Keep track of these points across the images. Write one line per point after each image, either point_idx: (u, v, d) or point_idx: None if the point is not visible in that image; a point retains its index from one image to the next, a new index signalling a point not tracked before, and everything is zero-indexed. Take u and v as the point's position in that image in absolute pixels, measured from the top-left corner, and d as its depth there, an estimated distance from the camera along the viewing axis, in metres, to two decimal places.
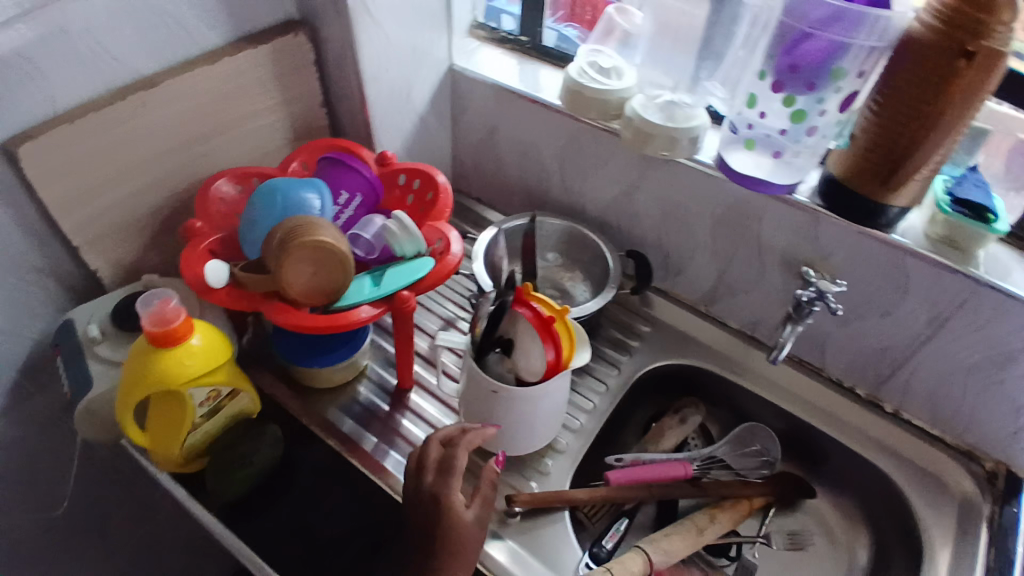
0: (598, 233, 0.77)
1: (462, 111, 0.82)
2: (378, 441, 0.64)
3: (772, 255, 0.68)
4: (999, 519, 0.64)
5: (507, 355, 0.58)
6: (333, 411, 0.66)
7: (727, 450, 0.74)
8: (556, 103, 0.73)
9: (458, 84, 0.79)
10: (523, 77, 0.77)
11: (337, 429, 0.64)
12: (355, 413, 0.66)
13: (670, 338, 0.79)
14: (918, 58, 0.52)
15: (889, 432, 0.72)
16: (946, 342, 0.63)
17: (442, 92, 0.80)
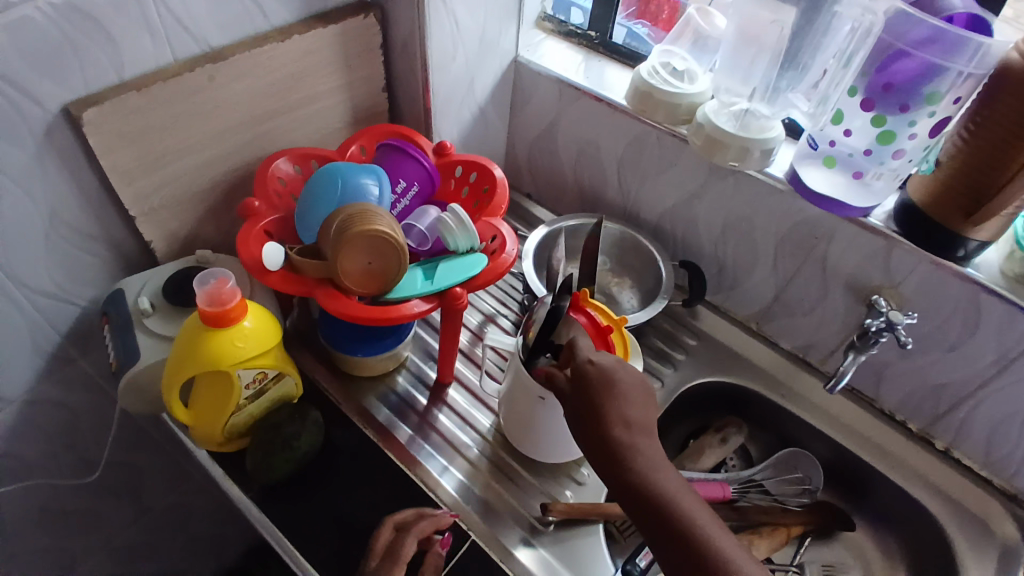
0: (653, 240, 0.75)
1: (521, 104, 0.80)
2: (413, 433, 0.63)
3: (837, 279, 0.65)
4: None
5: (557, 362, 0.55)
6: (372, 401, 0.65)
7: (768, 475, 0.71)
8: (622, 102, 0.71)
9: (521, 76, 0.77)
10: (589, 74, 0.75)
11: (375, 420, 0.64)
12: (393, 405, 0.65)
13: (715, 353, 0.76)
14: (1013, 92, 0.48)
15: (941, 473, 0.69)
16: (1015, 385, 0.60)
17: (503, 84, 0.78)
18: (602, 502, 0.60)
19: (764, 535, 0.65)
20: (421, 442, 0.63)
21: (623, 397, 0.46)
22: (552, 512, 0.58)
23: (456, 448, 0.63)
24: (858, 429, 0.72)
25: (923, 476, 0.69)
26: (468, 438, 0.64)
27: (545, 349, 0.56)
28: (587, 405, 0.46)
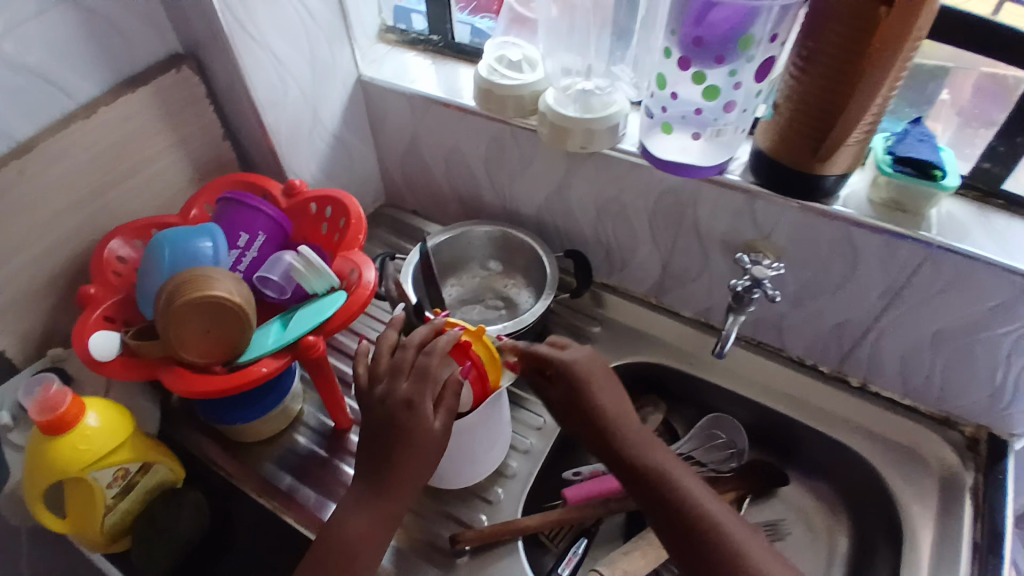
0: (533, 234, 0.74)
1: (381, 124, 0.78)
2: (317, 493, 0.62)
3: (713, 241, 0.65)
4: (982, 490, 0.62)
5: None
6: (267, 466, 0.63)
7: (694, 446, 0.71)
8: (470, 103, 0.68)
9: (370, 94, 0.75)
10: (437, 80, 0.72)
11: (274, 484, 0.62)
12: (293, 464, 0.64)
13: (622, 334, 0.77)
14: (838, 13, 0.46)
15: (859, 409, 0.68)
16: (906, 312, 0.59)
17: (355, 106, 0.76)
18: (518, 516, 0.63)
19: None
20: (324, 498, 0.61)
21: (609, 390, 0.55)
22: (464, 542, 0.59)
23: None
24: (773, 385, 0.71)
25: (848, 419, 0.68)
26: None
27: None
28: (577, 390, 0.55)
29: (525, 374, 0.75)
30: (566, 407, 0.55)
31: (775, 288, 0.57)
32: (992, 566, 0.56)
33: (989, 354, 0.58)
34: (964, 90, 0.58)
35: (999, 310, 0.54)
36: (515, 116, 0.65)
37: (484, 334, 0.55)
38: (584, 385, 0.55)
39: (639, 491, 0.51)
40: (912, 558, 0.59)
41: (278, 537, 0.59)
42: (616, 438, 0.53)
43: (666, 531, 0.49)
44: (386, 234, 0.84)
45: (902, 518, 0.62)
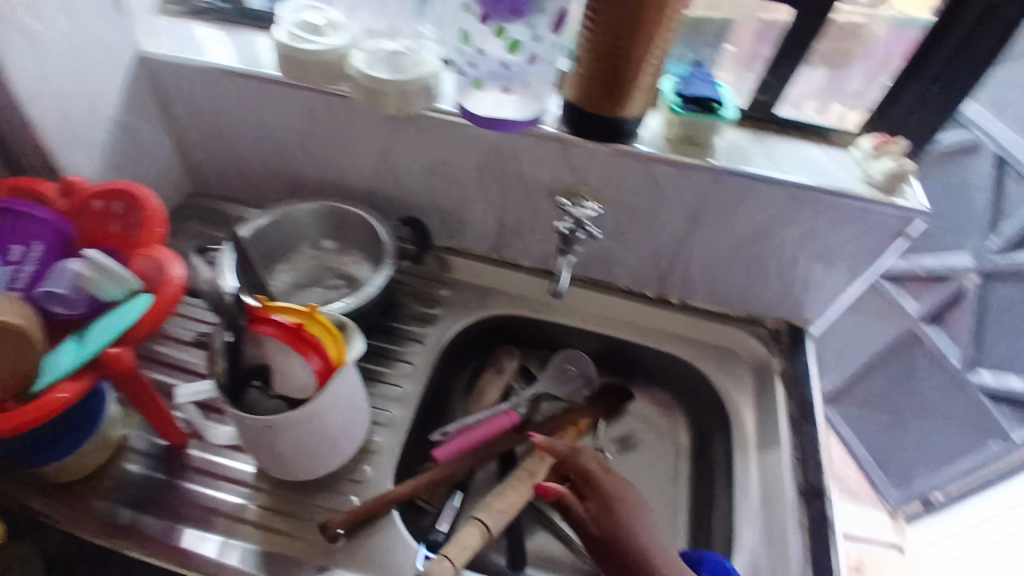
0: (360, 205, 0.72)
1: (172, 106, 0.70)
2: (165, 519, 0.60)
3: (539, 190, 0.67)
4: (790, 370, 0.74)
5: (267, 384, 0.55)
6: (101, 505, 0.60)
7: (550, 383, 0.77)
8: (272, 73, 0.64)
9: (157, 73, 0.67)
10: (236, 50, 0.66)
11: (115, 521, 0.59)
12: (130, 496, 0.61)
13: (471, 295, 0.79)
14: None
15: (683, 323, 0.78)
16: (709, 230, 0.68)
17: (139, 88, 0.67)
18: (389, 488, 0.64)
19: None
20: (174, 523, 0.59)
21: (630, 497, 0.55)
22: (333, 527, 0.59)
23: (226, 514, 0.61)
24: (610, 315, 0.79)
25: (677, 334, 0.78)
26: (234, 494, 0.62)
27: (251, 377, 0.55)
28: (602, 493, 0.55)
29: (379, 349, 0.73)
30: (584, 493, 0.56)
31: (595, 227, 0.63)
32: (805, 429, 0.69)
33: (778, 256, 0.69)
34: (748, 40, 0.66)
35: (777, 218, 0.65)
36: (324, 82, 0.62)
37: (317, 311, 0.54)
38: (612, 484, 0.56)
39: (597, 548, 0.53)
40: (743, 439, 0.70)
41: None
42: (602, 489, 0.55)
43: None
44: (199, 226, 0.77)
45: (728, 406, 0.73)
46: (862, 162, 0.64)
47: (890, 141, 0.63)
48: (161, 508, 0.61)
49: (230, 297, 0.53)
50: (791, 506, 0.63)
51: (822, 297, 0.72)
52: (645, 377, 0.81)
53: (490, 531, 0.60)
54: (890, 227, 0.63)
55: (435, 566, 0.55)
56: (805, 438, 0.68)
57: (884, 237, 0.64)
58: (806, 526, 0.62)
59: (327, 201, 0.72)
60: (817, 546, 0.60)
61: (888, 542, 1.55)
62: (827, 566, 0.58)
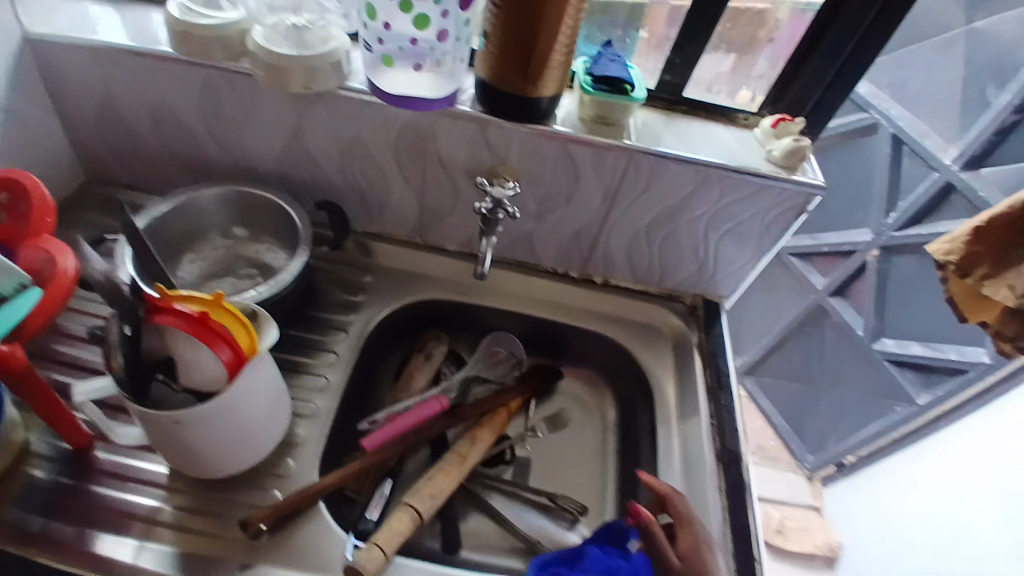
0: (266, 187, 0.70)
1: (62, 84, 0.67)
2: (80, 527, 0.56)
3: (457, 170, 0.68)
4: (705, 343, 0.78)
5: (172, 377, 0.52)
6: (9, 514, 0.56)
7: (480, 367, 0.78)
8: (167, 48, 0.62)
9: (44, 54, 0.64)
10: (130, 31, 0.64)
11: (26, 530, 0.55)
12: (38, 501, 0.58)
13: (395, 279, 0.78)
14: None
15: (606, 301, 0.81)
16: (623, 210, 0.70)
17: (25, 69, 0.64)
18: (316, 480, 0.62)
19: (484, 424, 0.72)
20: (88, 531, 0.56)
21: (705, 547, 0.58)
22: (254, 524, 0.57)
23: (142, 516, 0.58)
24: (535, 296, 0.81)
25: (601, 312, 0.81)
26: (149, 496, 0.59)
27: (155, 369, 0.51)
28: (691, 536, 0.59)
29: (302, 339, 0.71)
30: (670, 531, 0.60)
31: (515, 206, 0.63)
32: (722, 399, 0.72)
33: (689, 234, 0.72)
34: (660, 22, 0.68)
35: (690, 196, 0.68)
36: (226, 58, 0.62)
37: (223, 298, 0.51)
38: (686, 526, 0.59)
39: None
40: (665, 411, 0.73)
41: None
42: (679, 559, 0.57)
43: None
44: (99, 215, 0.75)
45: (650, 378, 0.76)
46: (766, 141, 0.68)
47: (791, 120, 0.66)
48: (72, 514, 0.57)
49: (125, 284, 0.49)
50: (710, 474, 0.67)
51: (736, 272, 0.76)
52: (572, 357, 0.83)
53: (420, 516, 0.61)
54: (793, 201, 0.67)
55: (365, 554, 0.55)
56: (721, 406, 0.71)
57: (787, 212, 0.68)
58: (725, 490, 0.65)
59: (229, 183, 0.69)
60: (735, 510, 0.64)
61: (807, 504, 1.65)
62: (743, 525, 0.63)
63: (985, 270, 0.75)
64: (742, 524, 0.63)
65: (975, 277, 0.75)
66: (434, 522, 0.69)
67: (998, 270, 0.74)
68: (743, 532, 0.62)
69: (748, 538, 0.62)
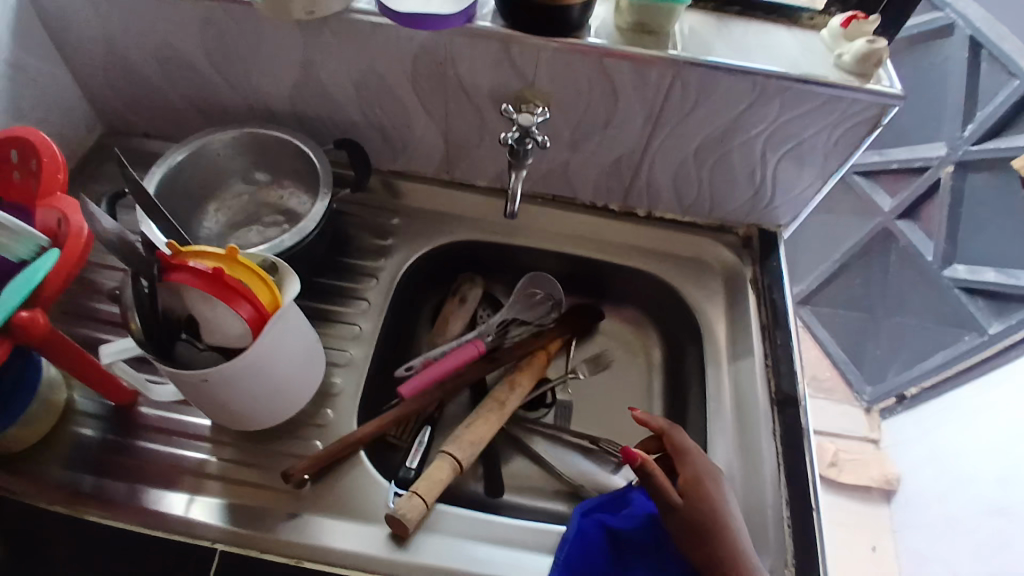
0: (277, 126, 0.66)
1: (67, 33, 0.63)
2: (128, 483, 0.57)
3: (482, 97, 0.62)
4: (759, 277, 0.72)
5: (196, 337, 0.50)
6: (62, 471, 0.58)
7: (517, 309, 0.74)
8: None
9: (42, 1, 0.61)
10: None
11: (79, 489, 0.57)
12: (90, 460, 0.59)
13: (424, 220, 0.74)
14: None
15: (650, 235, 0.75)
16: (669, 134, 0.63)
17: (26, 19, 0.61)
18: (355, 429, 0.61)
19: (523, 368, 0.69)
20: (139, 485, 0.57)
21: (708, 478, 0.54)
22: (295, 475, 0.56)
23: (188, 470, 0.59)
24: (574, 233, 0.75)
25: (645, 247, 0.75)
26: (194, 450, 0.60)
27: (177, 329, 0.49)
28: (692, 472, 0.54)
29: (337, 288, 0.69)
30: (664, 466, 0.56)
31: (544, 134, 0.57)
32: (777, 338, 0.67)
33: (744, 158, 0.65)
34: None
35: (746, 114, 0.60)
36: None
37: (239, 254, 0.48)
38: (681, 458, 0.56)
39: (686, 515, 0.52)
40: (715, 350, 0.68)
41: (93, 541, 0.53)
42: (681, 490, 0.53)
43: (703, 544, 0.50)
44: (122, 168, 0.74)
45: (698, 316, 0.71)
46: (834, 45, 0.59)
47: (865, 18, 0.58)
48: (122, 469, 0.59)
49: (138, 243, 0.46)
50: (764, 417, 0.62)
51: (795, 198, 0.69)
52: (613, 295, 0.78)
53: (461, 464, 0.59)
54: (866, 114, 0.58)
55: (406, 504, 0.54)
56: (777, 345, 0.66)
57: (858, 127, 0.59)
58: (781, 434, 0.61)
59: (240, 126, 0.66)
60: (790, 453, 0.60)
61: (863, 436, 1.59)
62: (800, 470, 0.59)
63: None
64: (799, 469, 0.59)
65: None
66: (475, 467, 0.68)
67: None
68: (800, 478, 0.58)
69: (805, 483, 0.58)
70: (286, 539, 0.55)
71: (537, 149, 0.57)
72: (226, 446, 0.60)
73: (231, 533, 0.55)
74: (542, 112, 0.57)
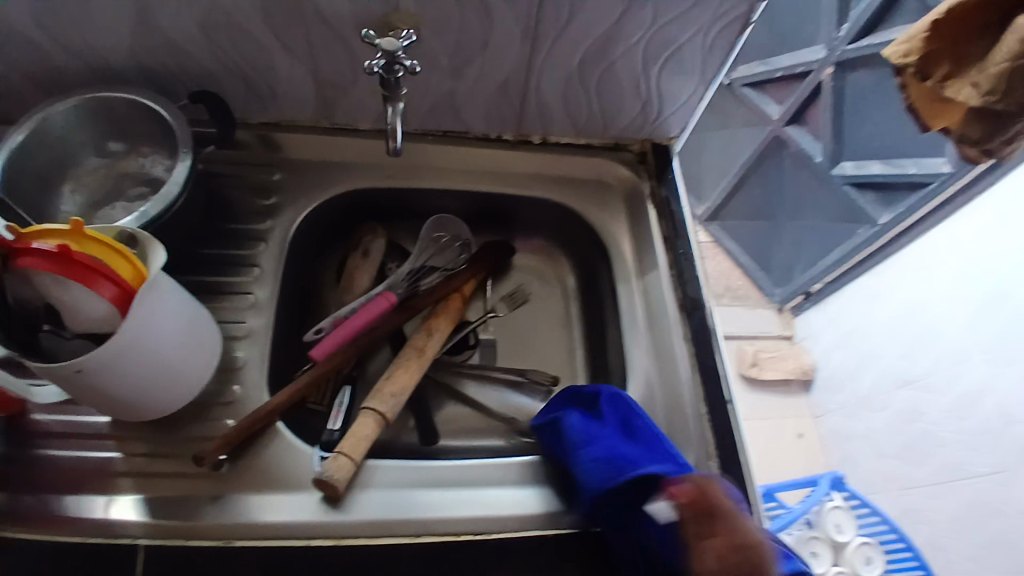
0: (119, 87, 0.60)
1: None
2: (28, 496, 0.53)
3: (348, 29, 0.57)
4: (658, 191, 0.73)
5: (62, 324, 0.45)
6: None
7: (426, 255, 0.72)
8: None
9: None
10: None
11: None
12: None
13: (308, 173, 0.70)
14: None
15: (547, 161, 0.74)
16: (549, 52, 0.61)
17: None
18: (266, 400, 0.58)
19: (440, 313, 0.68)
20: (45, 495, 0.53)
21: None
22: (207, 456, 0.53)
23: (97, 471, 0.54)
24: (471, 168, 0.73)
25: (545, 175, 0.74)
26: (97, 449, 0.56)
27: (39, 320, 0.44)
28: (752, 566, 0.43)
29: (225, 258, 0.64)
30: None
31: (412, 57, 0.53)
32: (680, 247, 0.68)
33: (627, 68, 0.64)
34: None
35: (622, 21, 0.58)
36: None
37: (85, 226, 0.43)
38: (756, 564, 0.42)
39: None
40: (623, 268, 0.70)
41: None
42: None
43: None
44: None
45: (605, 236, 0.72)
46: None
47: None
48: (23, 481, 0.54)
49: None
50: (675, 322, 0.64)
51: (683, 106, 0.70)
52: (521, 227, 0.77)
53: (385, 418, 0.58)
54: (737, 11, 0.58)
55: (332, 465, 0.53)
56: (679, 254, 0.68)
57: (732, 26, 0.60)
58: (690, 337, 0.63)
59: (78, 93, 0.58)
60: (701, 353, 0.62)
61: (778, 335, 1.69)
62: (710, 368, 0.62)
63: (948, 68, 0.55)
64: (708, 367, 0.62)
65: (937, 79, 0.56)
66: (405, 418, 0.67)
67: (964, 67, 0.55)
68: (710, 374, 0.61)
69: (716, 378, 0.61)
70: (218, 522, 0.52)
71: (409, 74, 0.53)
72: (133, 441, 0.56)
73: (165, 524, 0.52)
74: (408, 36, 0.53)
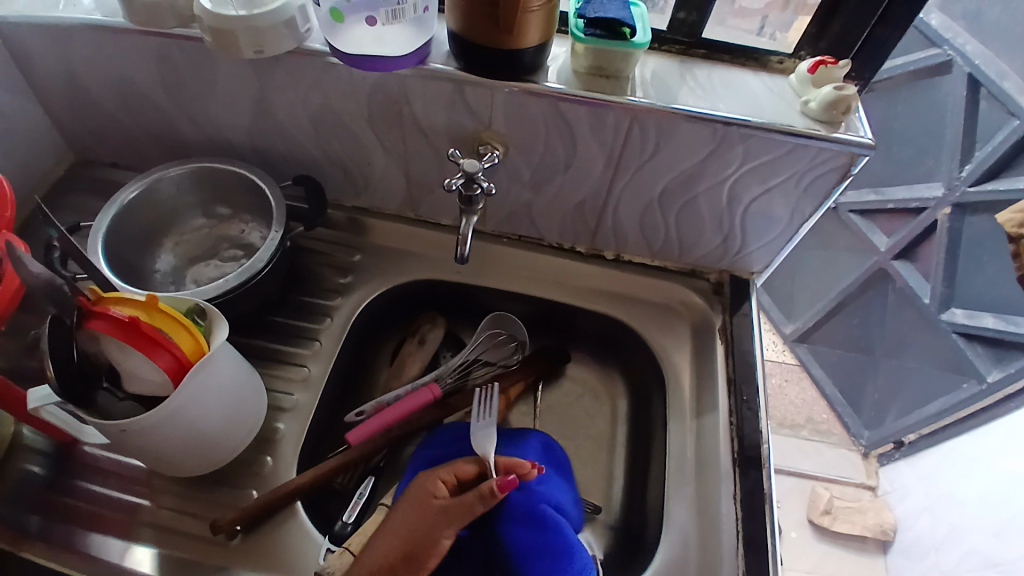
0: (228, 160, 0.66)
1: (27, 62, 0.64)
2: (62, 526, 0.56)
3: (438, 137, 0.60)
4: (729, 326, 0.69)
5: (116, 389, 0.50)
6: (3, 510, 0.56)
7: (481, 349, 0.72)
8: (121, 21, 0.57)
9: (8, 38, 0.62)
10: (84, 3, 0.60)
11: (23, 530, 0.55)
12: (28, 500, 0.57)
13: (383, 256, 0.73)
14: None
15: (616, 278, 0.73)
16: (630, 179, 0.61)
17: None
18: (292, 477, 0.58)
19: None
20: (76, 529, 0.56)
21: None
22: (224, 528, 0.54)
23: (127, 516, 0.57)
24: (539, 273, 0.74)
25: (613, 291, 0.73)
26: (131, 494, 0.58)
27: (100, 376, 0.49)
28: None
29: (289, 326, 0.67)
30: None
31: (488, 180, 0.55)
32: (744, 393, 0.63)
33: (708, 203, 0.62)
34: None
35: (706, 161, 0.57)
36: (177, 25, 0.57)
37: (159, 301, 0.48)
38: None
39: None
40: (680, 406, 0.66)
41: None
42: None
43: None
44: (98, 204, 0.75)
45: (666, 364, 0.69)
46: (802, 90, 0.57)
47: (834, 63, 0.55)
48: (62, 510, 0.57)
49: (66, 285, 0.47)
50: (726, 477, 0.59)
51: (768, 245, 0.66)
52: (580, 337, 0.75)
53: None
54: (836, 162, 0.55)
55: (336, 561, 0.51)
56: (742, 402, 0.63)
57: (828, 176, 0.56)
58: (741, 499, 0.57)
59: (194, 162, 0.65)
60: (751, 520, 0.56)
61: (862, 482, 1.52)
62: (759, 538, 0.55)
63: None
64: (758, 538, 0.55)
65: None
66: None
67: None
68: (758, 547, 0.55)
69: (763, 553, 0.54)
70: None
71: (486, 194, 0.55)
72: (163, 493, 0.58)
73: None
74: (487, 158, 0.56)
